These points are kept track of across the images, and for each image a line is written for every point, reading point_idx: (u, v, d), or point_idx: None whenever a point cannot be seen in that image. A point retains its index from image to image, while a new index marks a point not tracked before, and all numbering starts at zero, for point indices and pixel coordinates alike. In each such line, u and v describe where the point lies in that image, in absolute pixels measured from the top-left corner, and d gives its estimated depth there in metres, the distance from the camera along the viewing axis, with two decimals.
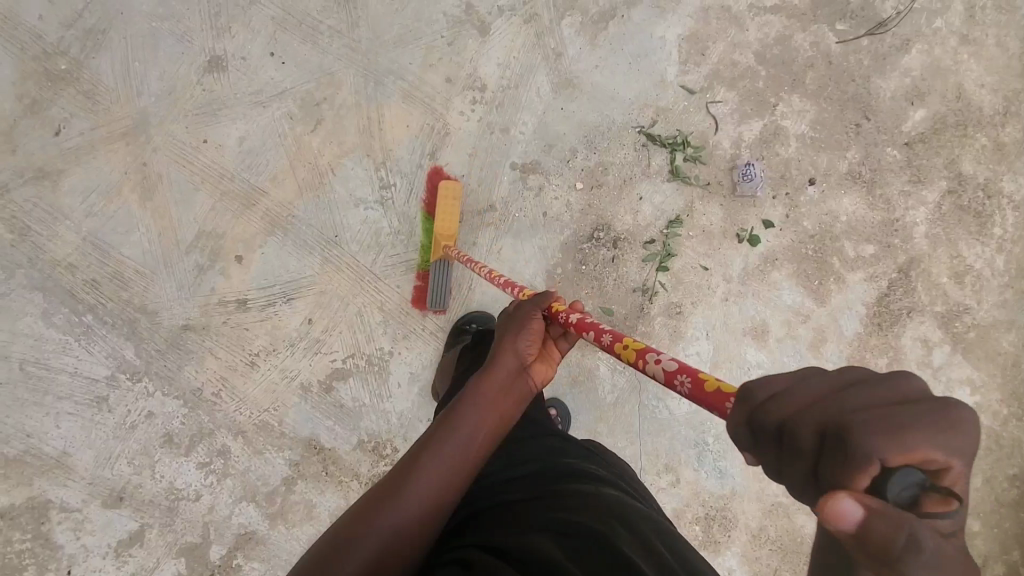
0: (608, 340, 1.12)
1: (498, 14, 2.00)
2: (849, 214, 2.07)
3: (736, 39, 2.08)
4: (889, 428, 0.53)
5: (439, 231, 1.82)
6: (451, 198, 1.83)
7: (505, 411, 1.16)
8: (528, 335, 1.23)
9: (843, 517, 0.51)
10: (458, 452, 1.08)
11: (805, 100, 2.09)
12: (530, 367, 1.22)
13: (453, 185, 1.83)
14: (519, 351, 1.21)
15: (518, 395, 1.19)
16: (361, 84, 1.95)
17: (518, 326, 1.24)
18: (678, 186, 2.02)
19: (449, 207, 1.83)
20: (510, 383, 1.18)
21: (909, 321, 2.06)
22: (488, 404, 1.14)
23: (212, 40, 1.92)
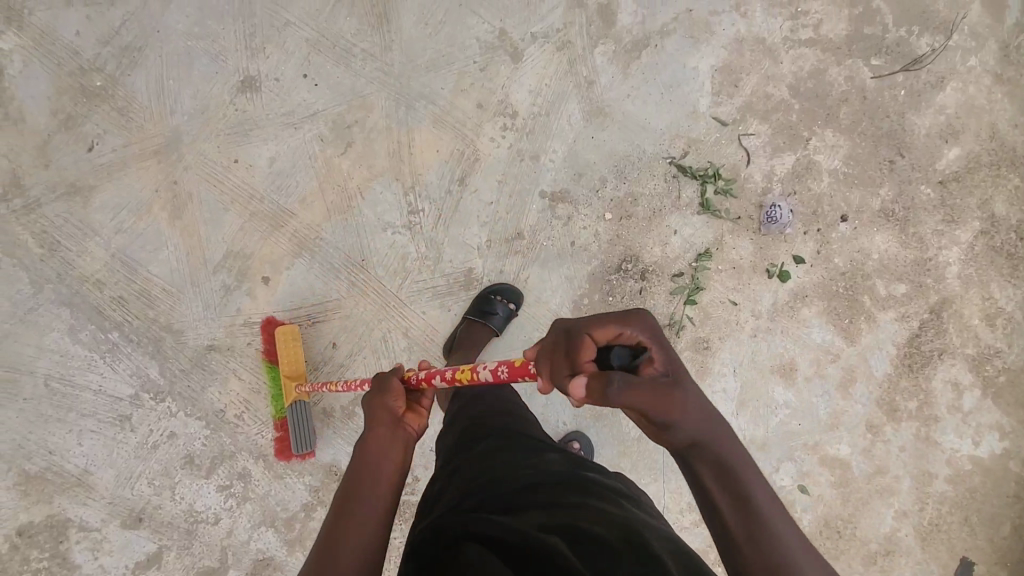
0: (447, 375, 1.15)
1: (531, 41, 1.99)
2: (882, 252, 2.05)
3: (770, 72, 2.06)
4: (593, 327, 0.84)
5: (287, 375, 1.78)
6: (292, 339, 1.80)
7: (398, 459, 1.09)
8: (393, 391, 1.16)
9: (578, 387, 0.79)
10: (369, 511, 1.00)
11: (839, 134, 2.06)
12: (405, 418, 1.15)
13: (291, 328, 1.80)
14: (390, 407, 1.14)
15: (404, 439, 1.12)
16: (392, 108, 1.95)
17: (383, 380, 1.17)
18: (708, 220, 2.00)
19: (291, 350, 1.79)
20: (396, 432, 1.11)
21: (940, 364, 2.03)
22: (383, 455, 1.07)
23: (246, 60, 1.92)
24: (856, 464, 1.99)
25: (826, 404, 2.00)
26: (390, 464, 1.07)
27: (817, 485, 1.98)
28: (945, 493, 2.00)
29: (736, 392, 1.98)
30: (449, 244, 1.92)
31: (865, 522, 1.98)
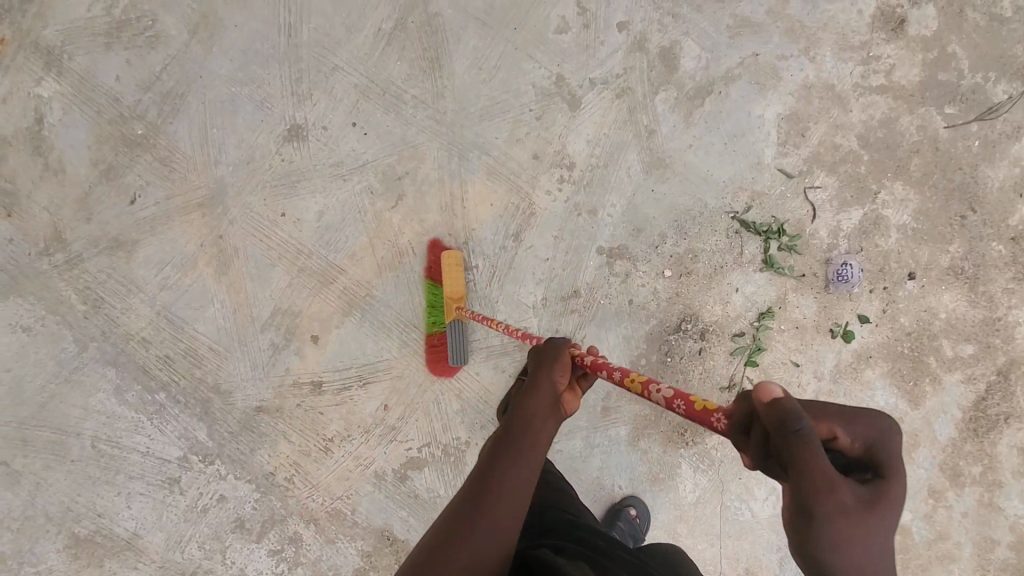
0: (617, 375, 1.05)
1: (589, 88, 1.91)
2: (949, 311, 1.98)
3: (838, 121, 1.97)
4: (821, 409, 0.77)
5: (449, 294, 1.75)
6: (456, 264, 1.78)
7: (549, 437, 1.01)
8: (561, 371, 1.10)
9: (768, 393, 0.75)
10: (517, 488, 0.92)
11: (908, 187, 1.98)
12: (562, 399, 1.10)
13: (456, 253, 1.78)
14: (554, 382, 1.09)
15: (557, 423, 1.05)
16: (445, 159, 1.87)
17: (551, 358, 1.12)
18: (770, 277, 1.94)
19: (452, 272, 1.77)
20: (555, 411, 1.05)
21: (1006, 428, 1.98)
22: (539, 429, 1.00)
23: (293, 107, 1.84)
24: (915, 529, 1.96)
25: None
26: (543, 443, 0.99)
27: None
28: (1006, 559, 1.97)
29: None
30: (505, 302, 1.86)
31: None
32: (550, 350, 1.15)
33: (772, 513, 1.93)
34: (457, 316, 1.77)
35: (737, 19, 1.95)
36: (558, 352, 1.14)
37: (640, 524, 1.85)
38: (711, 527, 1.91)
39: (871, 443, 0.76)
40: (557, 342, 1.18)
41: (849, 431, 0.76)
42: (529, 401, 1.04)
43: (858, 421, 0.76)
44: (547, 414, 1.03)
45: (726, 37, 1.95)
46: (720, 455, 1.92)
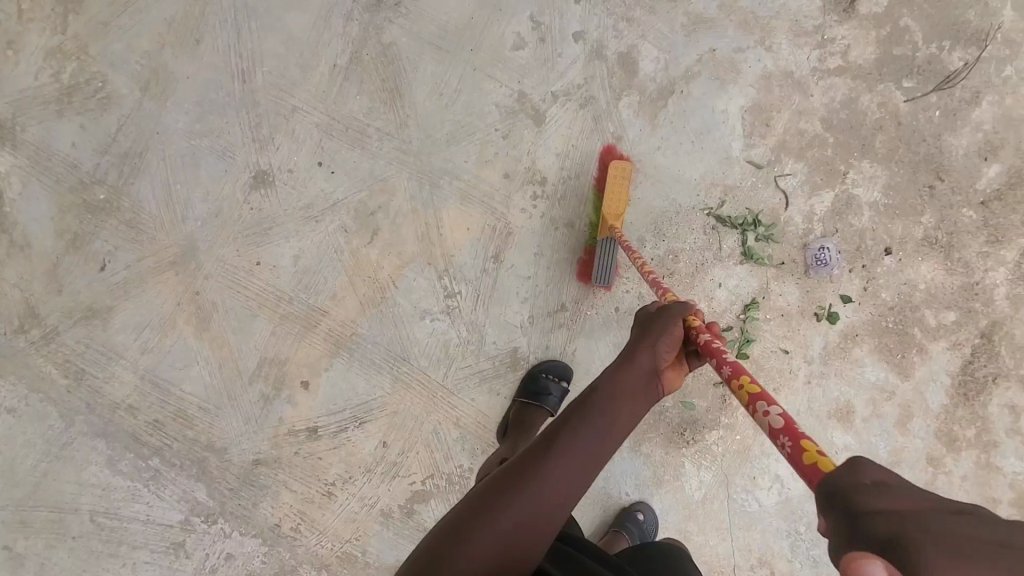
0: (726, 373, 1.02)
1: (552, 101, 1.91)
2: (928, 282, 2.01)
3: (801, 107, 1.99)
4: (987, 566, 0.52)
5: (607, 211, 1.78)
6: (622, 177, 1.80)
7: (636, 412, 1.11)
8: (670, 340, 1.15)
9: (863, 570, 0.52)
10: (592, 450, 1.05)
11: (876, 165, 2.00)
12: (662, 374, 1.15)
13: (625, 164, 1.81)
14: (657, 352, 1.15)
15: (650, 399, 1.14)
16: (416, 189, 1.85)
17: (658, 330, 1.16)
18: (751, 268, 1.96)
19: (616, 184, 1.79)
20: (649, 386, 1.13)
21: (995, 388, 2.02)
22: (627, 402, 1.10)
23: (255, 153, 1.81)
24: None
25: (885, 441, 1.99)
26: (627, 416, 1.10)
27: None
28: (1009, 516, 2.01)
29: None
30: (492, 324, 1.86)
31: None
32: (666, 316, 1.18)
33: (779, 501, 1.94)
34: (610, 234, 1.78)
35: (691, 16, 1.96)
36: (667, 324, 1.16)
37: (649, 528, 1.87)
38: (721, 523, 1.92)
39: None
40: (675, 312, 1.18)
41: None
42: (626, 370, 1.13)
43: None
44: (636, 388, 1.12)
45: (682, 35, 1.96)
46: (722, 450, 1.93)
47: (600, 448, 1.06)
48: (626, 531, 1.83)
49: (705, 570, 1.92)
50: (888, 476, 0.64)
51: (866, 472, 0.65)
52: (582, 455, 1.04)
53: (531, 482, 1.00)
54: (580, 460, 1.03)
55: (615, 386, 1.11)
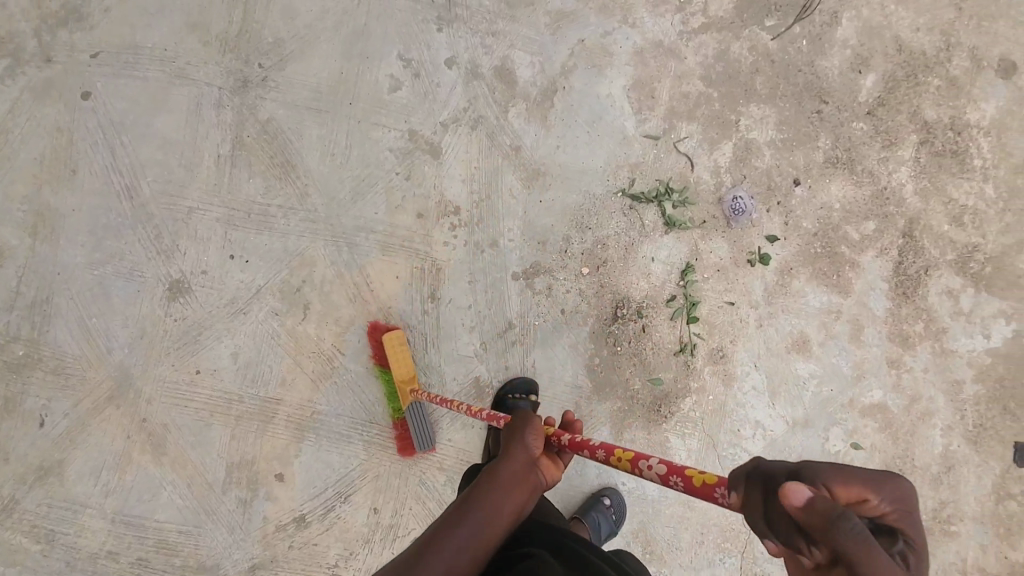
0: (602, 454, 1.16)
1: (443, 130, 1.92)
2: (841, 200, 2.10)
3: (679, 71, 2.05)
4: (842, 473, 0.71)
5: (399, 379, 1.72)
6: (400, 344, 1.74)
7: (514, 508, 1.08)
8: (535, 433, 1.18)
9: (792, 493, 0.65)
10: (472, 545, 1.00)
11: (763, 106, 2.08)
12: (540, 465, 1.16)
13: (397, 331, 1.76)
14: (529, 446, 1.16)
15: (528, 493, 1.12)
16: (334, 253, 1.83)
17: (524, 423, 1.19)
18: (676, 235, 2.01)
19: (398, 354, 1.73)
20: (525, 479, 1.12)
21: (929, 279, 2.12)
22: (505, 494, 1.08)
23: (164, 265, 1.78)
24: (892, 402, 2.07)
25: (846, 359, 2.06)
26: (508, 511, 1.07)
27: (865, 435, 2.05)
28: (976, 392, 2.11)
29: (764, 384, 2.01)
30: (447, 362, 1.86)
31: (919, 449, 2.07)
32: (524, 414, 1.24)
33: (764, 444, 2.00)
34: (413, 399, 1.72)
35: (552, 14, 2.00)
36: (530, 418, 1.20)
37: (613, 513, 1.86)
38: None
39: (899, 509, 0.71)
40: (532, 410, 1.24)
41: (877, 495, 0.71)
42: (502, 466, 1.11)
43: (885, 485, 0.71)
44: (516, 478, 1.11)
45: (549, 34, 1.99)
46: (699, 413, 1.98)
47: (481, 539, 1.02)
48: (588, 520, 1.80)
49: (718, 533, 1.91)
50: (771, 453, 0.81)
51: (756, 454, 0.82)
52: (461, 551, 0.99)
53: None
54: (462, 556, 0.99)
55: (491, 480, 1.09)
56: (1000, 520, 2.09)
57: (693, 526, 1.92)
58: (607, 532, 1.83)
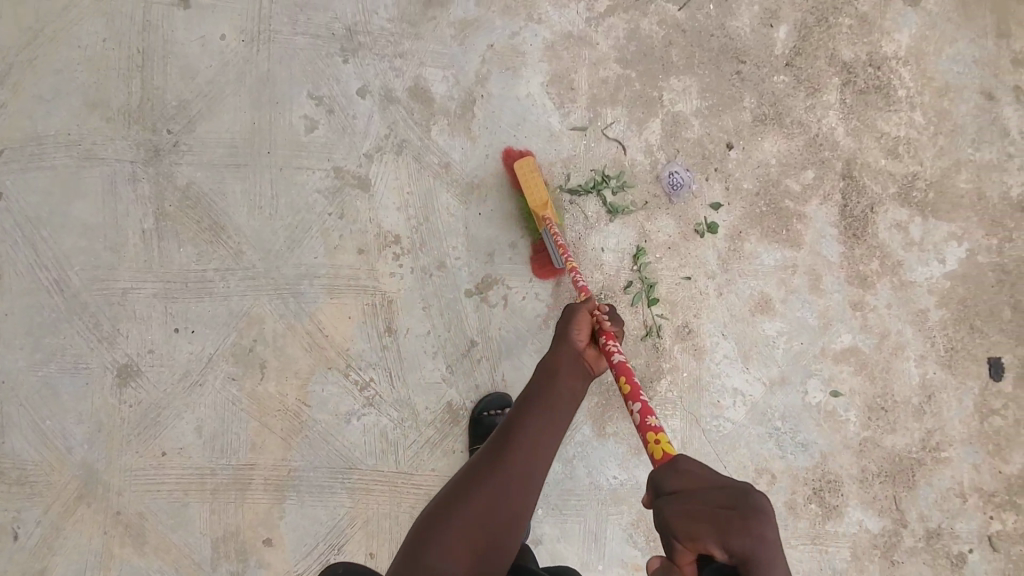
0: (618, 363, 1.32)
1: (368, 161, 1.88)
2: (777, 155, 2.11)
3: (593, 58, 2.04)
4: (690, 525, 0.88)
5: (534, 204, 1.81)
6: (533, 169, 1.84)
7: (572, 393, 1.35)
8: (577, 327, 1.44)
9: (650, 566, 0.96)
10: (541, 431, 1.27)
11: (682, 77, 2.08)
12: (585, 354, 1.42)
13: (529, 157, 1.85)
14: (572, 341, 1.42)
15: (584, 378, 1.38)
16: (280, 306, 1.79)
17: (569, 322, 1.44)
18: (622, 221, 2.01)
19: (530, 178, 1.83)
20: (577, 369, 1.38)
21: (876, 215, 2.14)
22: (563, 386, 1.34)
23: (109, 352, 1.73)
24: (863, 342, 2.08)
25: (811, 310, 2.07)
26: (566, 399, 1.33)
27: (843, 381, 2.06)
28: (942, 317, 2.14)
29: (735, 351, 2.02)
30: (416, 392, 1.83)
31: (897, 384, 2.08)
32: (569, 309, 1.49)
33: (747, 410, 2.01)
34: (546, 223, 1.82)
35: (456, 24, 1.97)
36: (572, 320, 1.44)
37: None
38: (707, 457, 1.98)
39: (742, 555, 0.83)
40: (580, 304, 1.47)
41: (722, 546, 0.84)
42: (555, 362, 1.38)
43: (729, 539, 0.83)
44: (567, 372, 1.37)
45: (457, 45, 1.97)
46: (676, 392, 1.98)
47: (542, 433, 1.27)
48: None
49: None
50: (686, 469, 0.99)
51: (672, 466, 1.01)
52: (533, 436, 1.26)
53: (492, 473, 1.20)
54: (525, 456, 1.22)
55: (548, 376, 1.36)
56: (987, 437, 2.12)
57: None
58: None
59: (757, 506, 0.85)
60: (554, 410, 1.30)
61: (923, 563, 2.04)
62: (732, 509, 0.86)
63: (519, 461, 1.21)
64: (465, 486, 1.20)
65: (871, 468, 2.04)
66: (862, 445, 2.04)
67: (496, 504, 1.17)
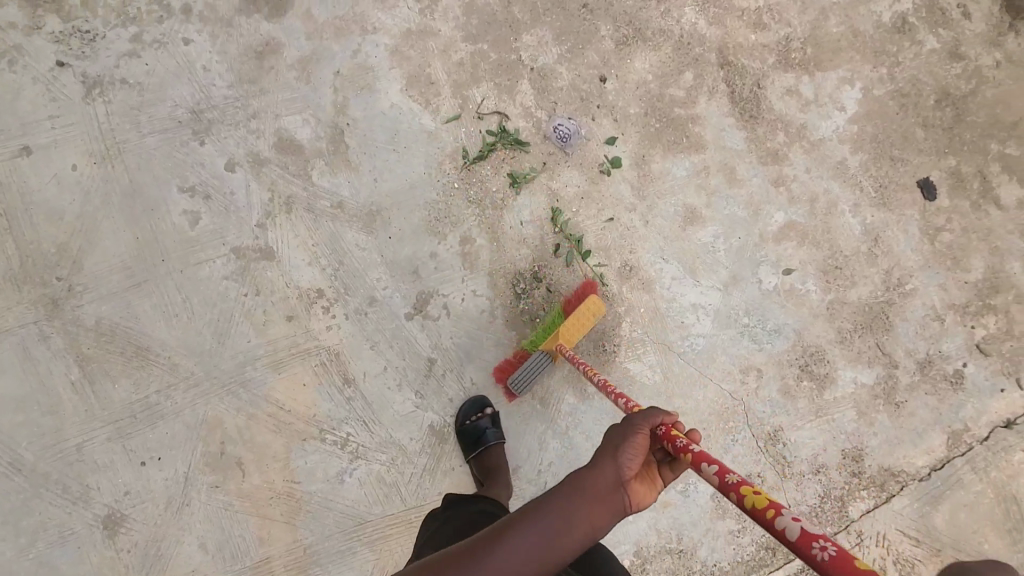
0: (733, 484, 0.90)
1: (262, 230, 1.84)
2: (652, 69, 2.09)
3: (441, 45, 1.99)
4: None
5: (569, 334, 1.79)
6: (594, 314, 1.82)
7: (589, 529, 0.92)
8: (635, 448, 0.98)
9: None
10: (529, 559, 0.90)
11: (533, 30, 2.04)
12: (631, 486, 0.96)
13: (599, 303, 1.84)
14: (621, 461, 0.96)
15: (613, 515, 0.94)
16: (234, 401, 1.77)
17: (634, 424, 1.00)
18: (529, 190, 1.98)
19: (583, 319, 1.82)
20: (608, 501, 0.93)
21: (765, 90, 2.14)
22: (580, 513, 0.92)
23: (88, 508, 1.71)
24: (797, 213, 2.10)
25: (737, 203, 2.08)
26: (579, 532, 0.92)
27: (791, 257, 2.08)
28: (860, 161, 2.16)
29: (681, 269, 2.03)
30: (396, 429, 1.82)
31: (842, 240, 2.11)
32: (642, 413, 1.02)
33: (713, 320, 2.02)
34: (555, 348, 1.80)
35: (295, 64, 1.91)
36: (636, 435, 0.98)
37: None
38: (692, 379, 1.99)
39: None
40: (659, 416, 1.02)
41: None
42: (589, 478, 0.94)
43: None
44: (597, 495, 0.94)
45: (304, 84, 1.91)
46: (641, 330, 1.99)
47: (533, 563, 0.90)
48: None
49: (712, 417, 1.98)
50: None
51: None
52: (518, 566, 0.89)
53: None
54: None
55: (571, 491, 0.93)
56: (943, 255, 2.15)
57: (694, 426, 1.97)
58: None
59: None
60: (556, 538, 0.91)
61: (926, 393, 2.09)
62: None
63: None
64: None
65: (847, 326, 2.07)
66: (830, 309, 2.07)
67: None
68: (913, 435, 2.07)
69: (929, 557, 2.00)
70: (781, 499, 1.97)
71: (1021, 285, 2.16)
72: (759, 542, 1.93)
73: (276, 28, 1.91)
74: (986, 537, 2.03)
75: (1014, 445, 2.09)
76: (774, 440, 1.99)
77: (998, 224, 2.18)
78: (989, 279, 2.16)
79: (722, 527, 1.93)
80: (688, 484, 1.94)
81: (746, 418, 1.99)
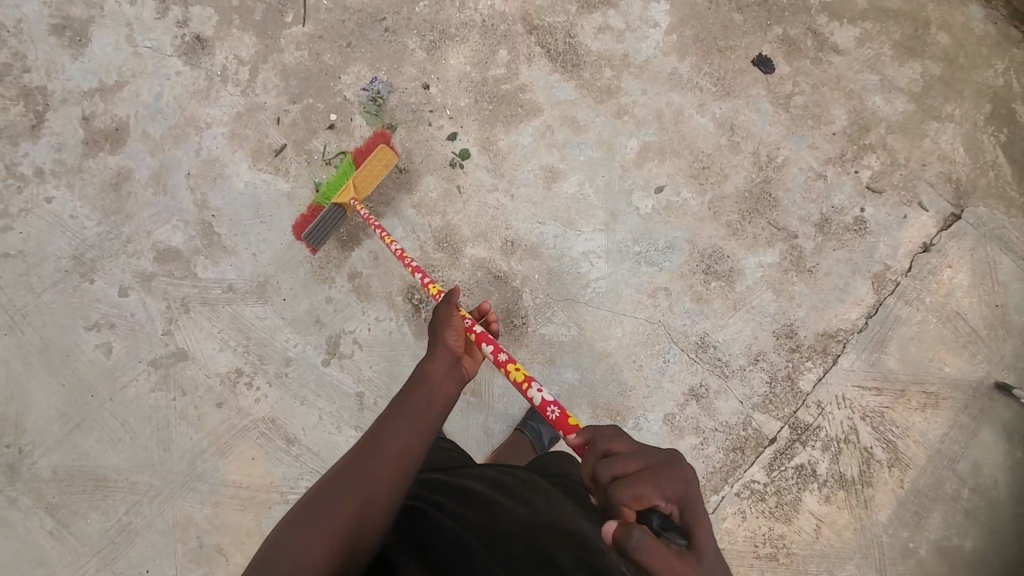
0: (503, 356, 1.32)
1: (170, 336, 1.97)
2: (467, 58, 2.18)
3: (269, 114, 2.11)
4: (624, 487, 0.86)
5: (356, 185, 1.93)
6: (380, 162, 1.95)
7: (447, 393, 1.29)
8: (453, 331, 1.37)
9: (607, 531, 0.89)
10: (414, 432, 1.18)
11: (347, 67, 2.14)
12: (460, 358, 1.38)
13: (386, 150, 1.95)
14: (450, 344, 1.35)
15: (456, 381, 1.33)
16: (196, 494, 1.89)
17: (449, 320, 1.37)
18: (395, 210, 2.09)
19: (378, 169, 1.97)
20: (452, 370, 1.33)
21: (579, 36, 2.21)
22: (437, 387, 1.28)
23: None
24: (647, 134, 2.16)
25: (589, 146, 2.15)
26: (441, 396, 1.27)
27: (658, 175, 2.14)
28: (692, 63, 2.20)
29: (560, 226, 2.11)
30: None
31: (700, 141, 2.17)
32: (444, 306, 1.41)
33: (607, 259, 2.09)
34: (348, 204, 1.93)
35: (147, 181, 2.06)
36: (450, 318, 1.37)
37: None
38: (607, 321, 2.05)
39: (683, 499, 0.84)
40: (453, 299, 1.42)
41: (664, 498, 0.84)
42: (434, 362, 1.32)
43: (666, 488, 0.84)
44: (446, 370, 1.32)
45: (162, 195, 2.05)
46: (542, 295, 2.06)
47: (422, 425, 1.20)
48: (527, 429, 1.92)
49: (637, 347, 2.03)
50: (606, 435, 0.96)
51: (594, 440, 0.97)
52: (411, 430, 1.18)
53: (371, 463, 1.10)
54: (402, 446, 1.15)
55: (426, 375, 1.29)
56: (803, 117, 2.18)
57: (623, 362, 2.03)
58: (552, 437, 1.93)
59: (667, 455, 0.87)
60: (425, 411, 1.23)
61: (834, 250, 2.11)
62: (655, 463, 0.86)
63: (397, 448, 1.14)
64: (343, 476, 1.08)
65: (732, 218, 2.12)
66: (711, 208, 2.12)
67: (362, 504, 1.04)
68: (836, 292, 2.08)
69: (895, 400, 2.01)
70: (732, 398, 2.01)
71: (888, 116, 2.18)
72: (725, 447, 1.98)
73: (122, 156, 2.06)
74: (944, 359, 2.03)
75: (939, 265, 2.08)
76: (704, 347, 2.03)
77: (844, 68, 2.20)
78: (855, 122, 2.18)
79: (685, 445, 1.98)
80: (637, 418, 2.00)
81: (670, 336, 2.04)
